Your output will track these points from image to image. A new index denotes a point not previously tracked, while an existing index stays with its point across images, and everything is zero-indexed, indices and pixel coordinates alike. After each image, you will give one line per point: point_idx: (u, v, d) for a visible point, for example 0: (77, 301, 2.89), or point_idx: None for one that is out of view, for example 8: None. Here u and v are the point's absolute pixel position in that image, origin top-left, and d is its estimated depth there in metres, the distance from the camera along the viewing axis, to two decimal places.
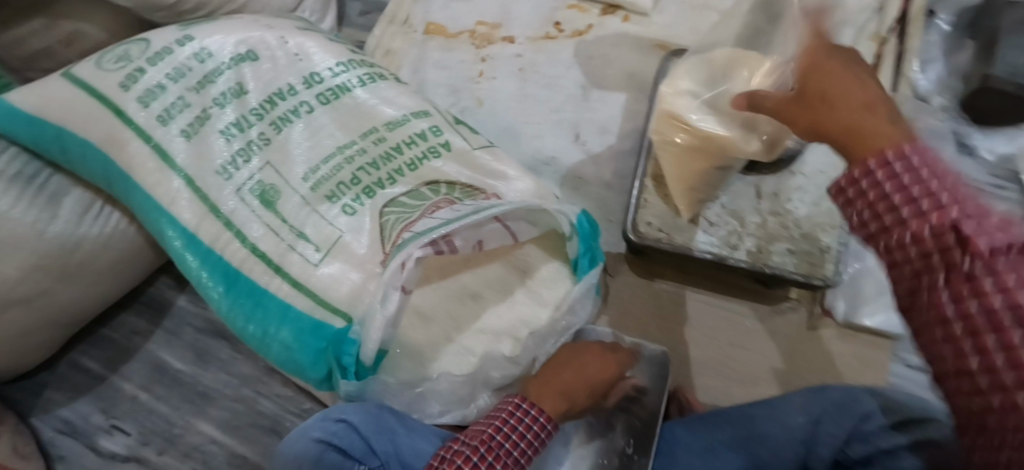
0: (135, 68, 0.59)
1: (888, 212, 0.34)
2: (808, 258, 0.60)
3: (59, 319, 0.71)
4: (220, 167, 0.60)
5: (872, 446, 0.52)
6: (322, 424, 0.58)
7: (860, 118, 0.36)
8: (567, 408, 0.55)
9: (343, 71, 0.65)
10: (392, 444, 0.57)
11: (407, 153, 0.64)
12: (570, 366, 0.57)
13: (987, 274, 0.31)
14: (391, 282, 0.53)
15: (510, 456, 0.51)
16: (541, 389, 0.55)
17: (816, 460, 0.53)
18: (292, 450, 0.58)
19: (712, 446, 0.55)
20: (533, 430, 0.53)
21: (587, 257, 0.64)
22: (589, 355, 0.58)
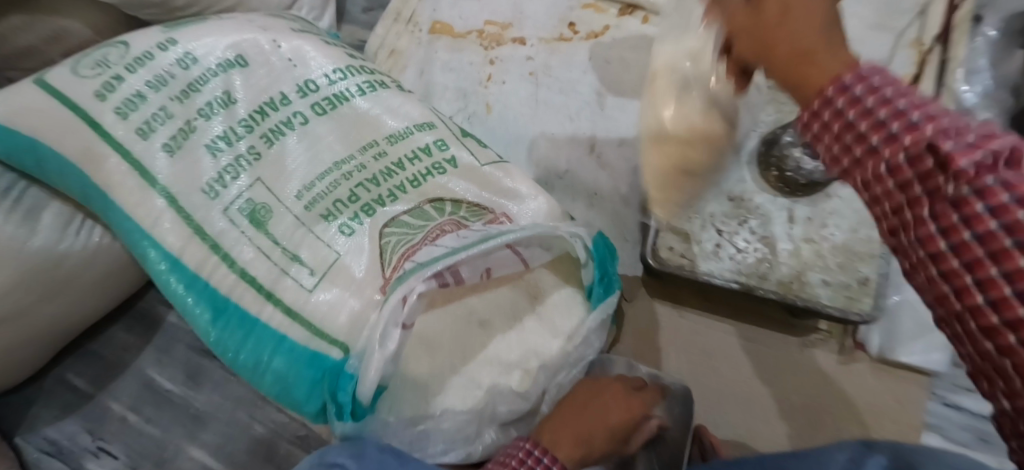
0: (112, 75, 0.54)
1: (849, 139, 0.29)
2: (845, 291, 0.55)
3: (46, 336, 0.65)
4: (207, 186, 0.55)
5: None
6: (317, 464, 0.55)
7: (801, 46, 0.30)
8: (583, 454, 0.53)
9: (341, 77, 0.60)
10: None
11: (409, 169, 0.59)
12: (588, 409, 0.54)
13: (968, 184, 0.25)
14: (391, 320, 0.49)
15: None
16: (556, 436, 0.53)
17: None
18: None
19: None
20: None
21: (601, 285, 0.60)
22: (609, 396, 0.55)
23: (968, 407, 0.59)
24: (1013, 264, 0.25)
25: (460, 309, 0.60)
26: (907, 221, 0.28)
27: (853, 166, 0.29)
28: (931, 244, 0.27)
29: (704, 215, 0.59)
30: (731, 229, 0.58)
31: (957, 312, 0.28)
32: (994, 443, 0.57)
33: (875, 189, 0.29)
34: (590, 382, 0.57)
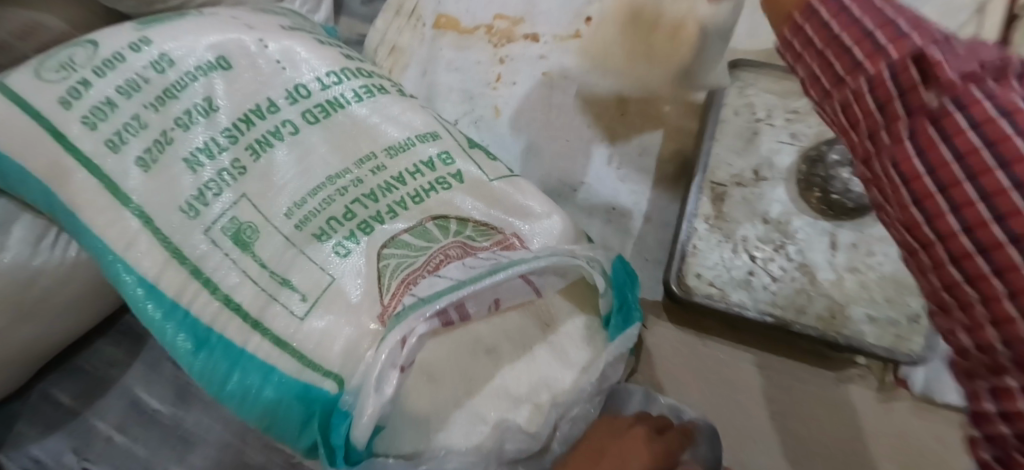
0: (79, 79, 0.48)
1: (846, 54, 0.35)
2: (893, 328, 0.50)
3: (25, 355, 0.62)
4: (187, 204, 0.49)
5: None
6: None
7: None
8: None
9: (336, 82, 0.54)
10: None
11: (411, 183, 0.54)
12: (605, 454, 0.50)
13: (948, 91, 0.31)
14: (389, 361, 0.44)
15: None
16: None
17: None
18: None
19: None
20: None
21: (621, 314, 0.55)
22: (628, 440, 0.50)
23: None
24: (988, 179, 0.30)
25: (465, 336, 0.54)
26: (885, 148, 0.34)
27: (837, 81, 0.36)
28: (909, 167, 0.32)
29: (736, 239, 0.53)
30: (766, 255, 0.53)
31: (935, 236, 0.32)
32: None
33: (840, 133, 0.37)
34: (608, 425, 0.53)
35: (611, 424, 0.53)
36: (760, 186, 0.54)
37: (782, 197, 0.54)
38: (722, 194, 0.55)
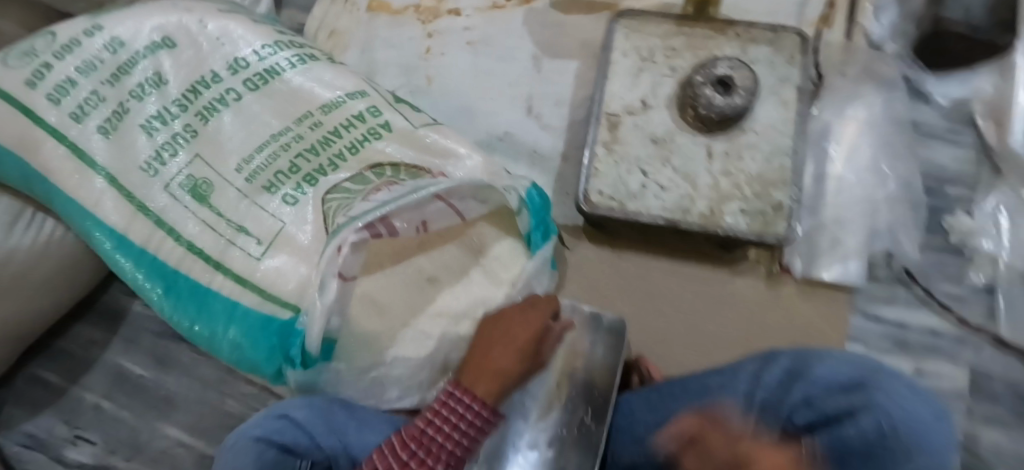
0: (41, 62, 0.55)
1: None
2: (761, 216, 0.59)
3: (11, 335, 0.66)
4: (145, 163, 0.57)
5: (816, 412, 0.43)
6: (261, 424, 0.51)
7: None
8: (501, 389, 0.52)
9: (271, 53, 0.61)
10: (338, 439, 0.51)
11: (346, 136, 0.61)
12: (495, 340, 0.55)
13: None
14: (329, 268, 0.51)
15: (452, 456, 0.48)
16: (474, 375, 0.52)
17: (764, 430, 0.45)
18: (227, 459, 0.50)
19: (669, 418, 0.49)
20: (466, 419, 0.49)
21: (538, 232, 0.63)
22: (510, 319, 0.56)
23: (887, 318, 0.63)
24: None
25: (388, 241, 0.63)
26: None
27: None
28: None
29: (630, 160, 0.62)
30: (655, 169, 0.62)
31: None
32: (942, 349, 0.62)
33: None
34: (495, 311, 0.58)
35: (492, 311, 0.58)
36: (647, 113, 0.63)
37: (666, 121, 0.63)
38: (615, 123, 0.64)
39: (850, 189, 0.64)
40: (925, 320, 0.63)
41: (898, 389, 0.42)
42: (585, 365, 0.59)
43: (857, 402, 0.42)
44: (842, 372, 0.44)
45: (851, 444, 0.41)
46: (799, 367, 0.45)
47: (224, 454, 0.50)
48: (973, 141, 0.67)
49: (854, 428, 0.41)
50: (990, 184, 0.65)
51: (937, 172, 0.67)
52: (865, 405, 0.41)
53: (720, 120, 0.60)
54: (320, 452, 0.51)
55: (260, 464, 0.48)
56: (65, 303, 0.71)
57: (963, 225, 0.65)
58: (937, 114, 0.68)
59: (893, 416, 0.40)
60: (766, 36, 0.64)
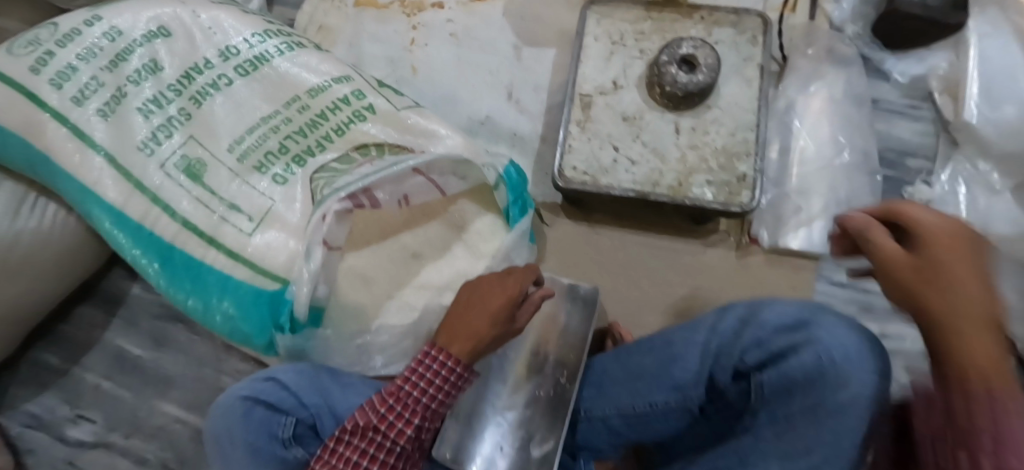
0: (44, 51, 0.59)
1: None
2: (726, 187, 0.63)
3: (14, 313, 0.69)
4: (142, 144, 0.60)
5: (766, 351, 0.46)
6: (249, 384, 0.53)
7: (967, 327, 0.33)
8: (475, 348, 0.53)
9: (260, 41, 0.65)
10: (323, 398, 0.53)
11: (333, 119, 0.64)
12: (471, 304, 0.55)
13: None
14: (314, 236, 0.55)
15: (428, 410, 0.50)
16: (450, 336, 0.53)
17: (719, 371, 0.48)
18: (219, 418, 0.53)
19: (636, 370, 0.53)
20: (441, 375, 0.51)
21: (516, 206, 0.65)
22: (488, 286, 0.57)
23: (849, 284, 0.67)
24: None
25: (371, 218, 0.67)
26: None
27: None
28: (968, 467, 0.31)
29: (603, 137, 0.66)
30: (626, 145, 0.65)
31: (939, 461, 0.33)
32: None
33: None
34: (474, 279, 0.59)
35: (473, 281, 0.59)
36: (618, 93, 0.67)
37: (636, 100, 0.66)
38: (588, 103, 0.67)
39: (810, 159, 0.67)
40: None
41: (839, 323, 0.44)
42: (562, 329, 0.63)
43: (799, 338, 0.44)
44: (787, 314, 0.46)
45: (795, 376, 0.43)
46: (751, 312, 0.48)
47: (217, 413, 0.54)
48: (931, 116, 0.71)
49: (795, 360, 0.44)
50: (947, 156, 0.69)
51: (898, 145, 0.70)
52: (807, 338, 0.44)
53: (684, 97, 0.64)
54: (305, 410, 0.52)
55: (248, 421, 0.51)
56: (66, 286, 0.74)
57: (923, 194, 0.67)
58: (897, 91, 0.71)
59: (833, 348, 0.42)
60: (729, 19, 0.68)
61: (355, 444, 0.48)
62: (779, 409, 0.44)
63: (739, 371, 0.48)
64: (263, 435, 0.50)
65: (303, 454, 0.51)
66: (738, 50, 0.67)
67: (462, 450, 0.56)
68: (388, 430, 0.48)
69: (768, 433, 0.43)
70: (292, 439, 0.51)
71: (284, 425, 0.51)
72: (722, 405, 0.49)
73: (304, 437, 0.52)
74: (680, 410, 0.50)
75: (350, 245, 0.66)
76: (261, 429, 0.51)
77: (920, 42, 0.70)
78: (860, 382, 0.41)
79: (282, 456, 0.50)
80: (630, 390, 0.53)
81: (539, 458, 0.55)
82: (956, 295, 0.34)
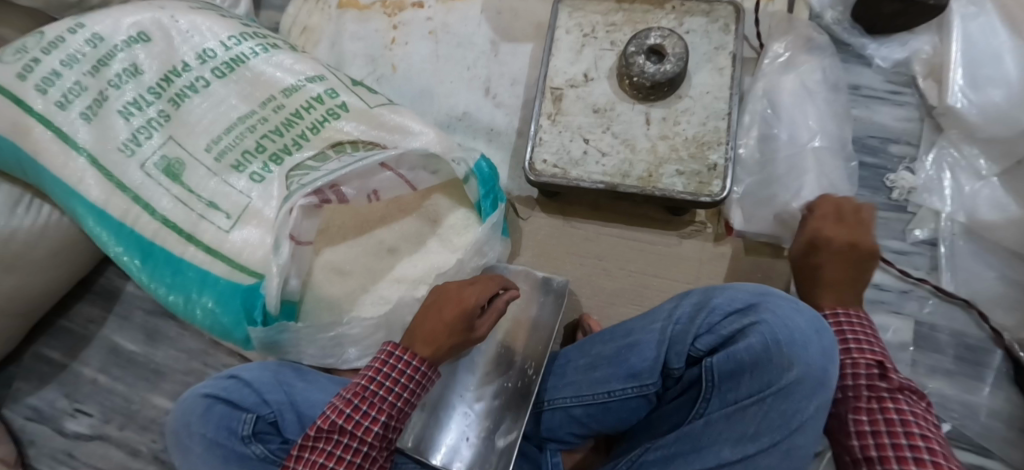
0: (31, 58, 0.62)
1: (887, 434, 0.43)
2: (696, 177, 0.62)
3: (13, 306, 0.72)
4: (123, 145, 0.62)
5: (718, 336, 0.48)
6: (213, 381, 0.55)
7: (842, 285, 0.52)
8: (435, 351, 0.54)
9: (237, 43, 0.67)
10: (286, 394, 0.55)
11: (308, 117, 0.66)
12: (431, 309, 0.57)
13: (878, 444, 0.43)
14: (281, 230, 0.57)
15: (393, 408, 0.51)
16: (411, 338, 0.55)
17: (673, 358, 0.50)
18: (183, 414, 0.54)
19: (594, 360, 0.56)
20: (408, 373, 0.52)
21: (488, 200, 0.66)
22: (446, 293, 0.58)
23: None
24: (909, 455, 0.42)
25: (347, 213, 0.69)
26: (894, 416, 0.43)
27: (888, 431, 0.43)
28: (899, 421, 0.43)
29: (573, 129, 0.66)
30: (596, 137, 0.65)
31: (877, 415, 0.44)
32: (888, 302, 0.64)
33: (904, 409, 0.43)
34: (441, 284, 0.61)
35: (438, 289, 0.60)
36: (589, 85, 0.67)
37: (607, 91, 0.66)
38: (560, 96, 0.67)
39: (785, 146, 0.66)
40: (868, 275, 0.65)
41: (782, 306, 0.48)
42: (531, 320, 0.65)
43: (748, 322, 0.47)
44: (737, 300, 0.49)
45: (743, 358, 0.46)
46: (704, 299, 0.51)
47: (180, 409, 0.55)
48: (915, 100, 0.70)
49: (743, 344, 0.46)
50: (931, 141, 0.68)
51: (881, 131, 0.69)
52: (755, 323, 0.47)
53: (654, 88, 0.63)
54: (267, 407, 0.54)
55: (207, 417, 0.53)
56: (63, 283, 0.77)
57: (906, 181, 0.66)
58: (879, 76, 0.71)
59: (777, 332, 0.46)
60: (701, 8, 0.68)
61: (321, 449, 0.48)
62: (729, 393, 0.47)
63: (692, 356, 0.50)
64: (223, 431, 0.52)
65: (264, 451, 0.52)
66: (710, 39, 0.66)
67: (426, 439, 0.59)
68: (353, 427, 0.49)
69: (717, 416, 0.46)
70: (252, 435, 0.52)
71: (245, 422, 0.52)
72: (675, 387, 0.52)
73: (265, 434, 0.54)
74: (638, 396, 0.52)
75: (325, 241, 0.68)
76: (221, 425, 0.52)
77: (898, 25, 0.69)
78: (804, 364, 0.45)
79: (242, 451, 0.52)
80: (589, 379, 0.55)
81: (503, 446, 0.57)
82: (845, 286, 0.52)
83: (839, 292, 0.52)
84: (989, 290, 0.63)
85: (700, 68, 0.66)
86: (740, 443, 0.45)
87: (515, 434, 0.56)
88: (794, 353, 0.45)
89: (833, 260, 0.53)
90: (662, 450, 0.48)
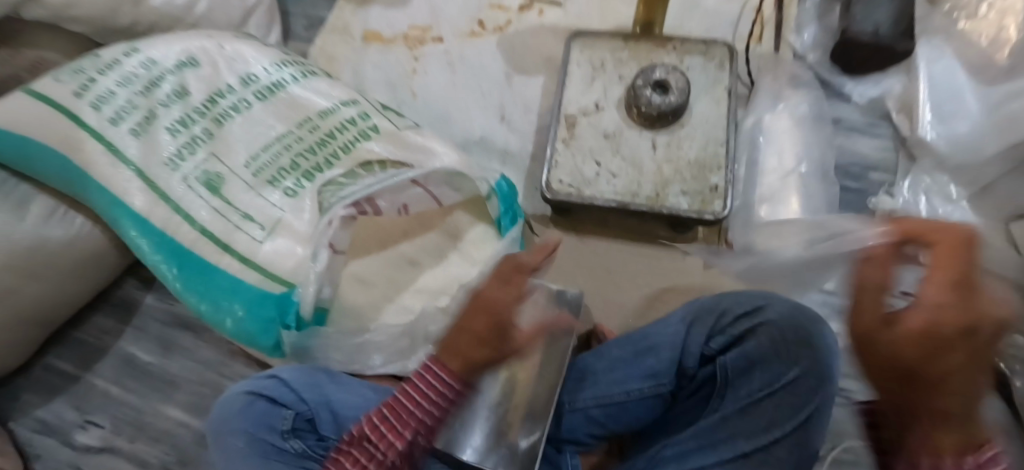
0: (87, 78, 0.66)
1: None
2: (700, 196, 0.68)
3: (34, 313, 0.74)
4: (168, 159, 0.66)
5: (730, 336, 0.54)
6: (252, 381, 0.58)
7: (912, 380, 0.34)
8: (464, 364, 0.44)
9: (277, 70, 0.73)
10: (321, 394, 0.58)
11: (340, 138, 0.70)
12: (468, 315, 0.47)
13: None
14: (321, 239, 0.62)
15: (423, 425, 0.44)
16: (445, 349, 0.46)
17: (688, 357, 0.56)
18: (221, 412, 0.57)
19: (612, 361, 0.60)
20: (439, 391, 0.44)
21: (507, 216, 0.71)
22: (486, 295, 0.48)
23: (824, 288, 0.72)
24: None
25: (372, 227, 0.74)
26: None
27: None
28: None
29: (585, 153, 0.72)
30: (607, 159, 0.71)
31: None
32: None
33: None
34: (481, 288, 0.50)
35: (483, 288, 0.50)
36: (600, 113, 0.73)
37: (616, 119, 0.73)
38: (573, 123, 0.73)
39: (774, 170, 0.72)
40: None
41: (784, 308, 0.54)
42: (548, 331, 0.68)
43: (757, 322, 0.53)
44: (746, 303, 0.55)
45: (753, 354, 0.52)
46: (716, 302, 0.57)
47: (218, 407, 0.57)
48: (891, 132, 0.79)
49: (752, 342, 0.52)
50: (907, 169, 0.76)
51: (860, 159, 0.78)
52: (763, 323, 0.53)
53: (660, 116, 0.70)
54: (304, 405, 0.57)
55: (249, 412, 0.55)
56: (85, 293, 0.80)
57: (886, 205, 0.74)
58: (858, 111, 0.80)
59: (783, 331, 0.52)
60: (699, 48, 0.75)
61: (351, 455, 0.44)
62: (742, 388, 0.52)
63: (705, 355, 0.56)
64: (264, 425, 0.55)
65: (301, 445, 0.55)
66: (710, 75, 0.74)
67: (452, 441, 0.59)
68: (379, 444, 0.44)
69: (732, 410, 0.51)
70: (290, 431, 0.55)
71: (285, 417, 0.56)
72: (689, 386, 0.57)
73: (302, 431, 0.57)
74: (654, 395, 0.57)
75: (354, 253, 0.72)
76: (261, 421, 0.55)
77: (870, 67, 0.78)
78: (807, 359, 0.51)
79: (282, 445, 0.54)
80: (608, 380, 0.59)
81: (527, 447, 0.59)
82: (943, 381, 0.33)
83: (951, 387, 0.33)
84: None
85: (699, 100, 0.73)
86: (754, 434, 0.50)
87: (535, 439, 0.59)
88: (795, 348, 0.51)
89: (920, 345, 0.34)
90: (679, 446, 0.52)
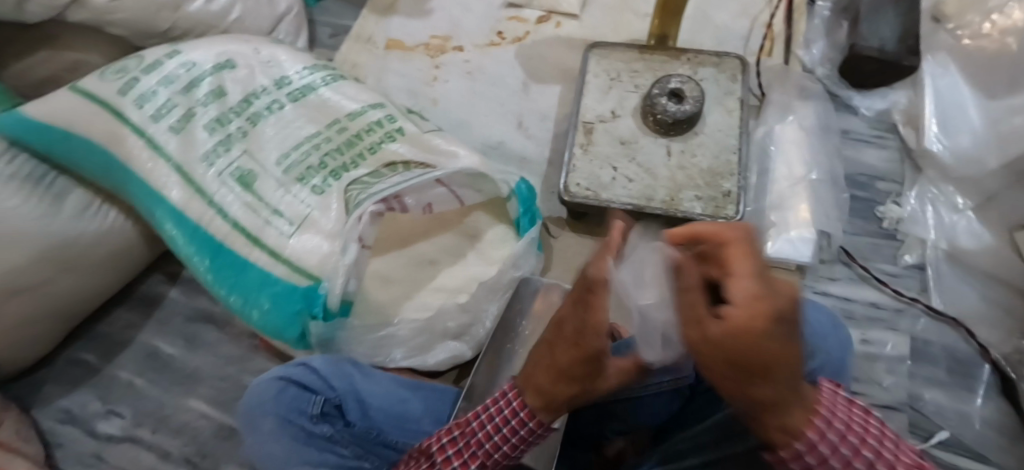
0: (131, 77, 0.70)
1: None
2: (713, 201, 0.71)
3: (66, 302, 0.76)
4: (203, 156, 0.69)
5: None
6: (284, 367, 0.60)
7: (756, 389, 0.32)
8: (548, 403, 0.41)
9: (309, 74, 0.76)
10: (349, 383, 0.60)
11: (367, 139, 0.73)
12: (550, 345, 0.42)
13: None
14: (350, 233, 0.65)
15: (489, 458, 0.43)
16: (527, 380, 0.43)
17: None
18: (253, 395, 0.59)
19: None
20: (512, 425, 0.42)
21: (526, 217, 0.74)
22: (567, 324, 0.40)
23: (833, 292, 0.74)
24: None
25: (396, 227, 0.76)
26: None
27: None
28: None
29: (602, 158, 0.75)
30: (623, 165, 0.74)
31: None
32: (884, 319, 0.72)
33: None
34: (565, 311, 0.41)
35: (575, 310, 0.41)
36: (616, 121, 0.76)
37: (632, 127, 0.76)
38: (591, 129, 0.76)
39: (784, 179, 0.75)
40: (866, 294, 0.74)
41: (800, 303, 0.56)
42: None
43: None
44: None
45: None
46: None
47: (251, 391, 0.60)
48: (897, 145, 0.81)
49: None
50: (913, 179, 0.78)
51: (868, 170, 0.80)
52: None
53: (676, 124, 0.73)
54: (332, 391, 0.59)
55: (281, 396, 0.58)
56: (114, 285, 0.82)
57: (893, 213, 0.77)
58: (865, 123, 0.83)
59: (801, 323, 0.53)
60: (712, 60, 0.79)
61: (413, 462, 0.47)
62: None
63: None
64: (295, 410, 0.58)
65: (331, 430, 0.57)
66: (722, 86, 0.77)
67: None
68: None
69: None
70: (319, 416, 0.58)
71: (314, 403, 0.58)
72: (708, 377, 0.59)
73: (331, 416, 0.59)
74: (672, 390, 0.59)
75: (376, 251, 0.75)
76: (293, 406, 0.58)
77: (874, 82, 0.82)
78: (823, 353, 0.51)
79: (312, 429, 0.57)
80: None
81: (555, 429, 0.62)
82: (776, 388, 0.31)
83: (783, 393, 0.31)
84: (971, 307, 0.72)
85: (712, 110, 0.76)
86: None
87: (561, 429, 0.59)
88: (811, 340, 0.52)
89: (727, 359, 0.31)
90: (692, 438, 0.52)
